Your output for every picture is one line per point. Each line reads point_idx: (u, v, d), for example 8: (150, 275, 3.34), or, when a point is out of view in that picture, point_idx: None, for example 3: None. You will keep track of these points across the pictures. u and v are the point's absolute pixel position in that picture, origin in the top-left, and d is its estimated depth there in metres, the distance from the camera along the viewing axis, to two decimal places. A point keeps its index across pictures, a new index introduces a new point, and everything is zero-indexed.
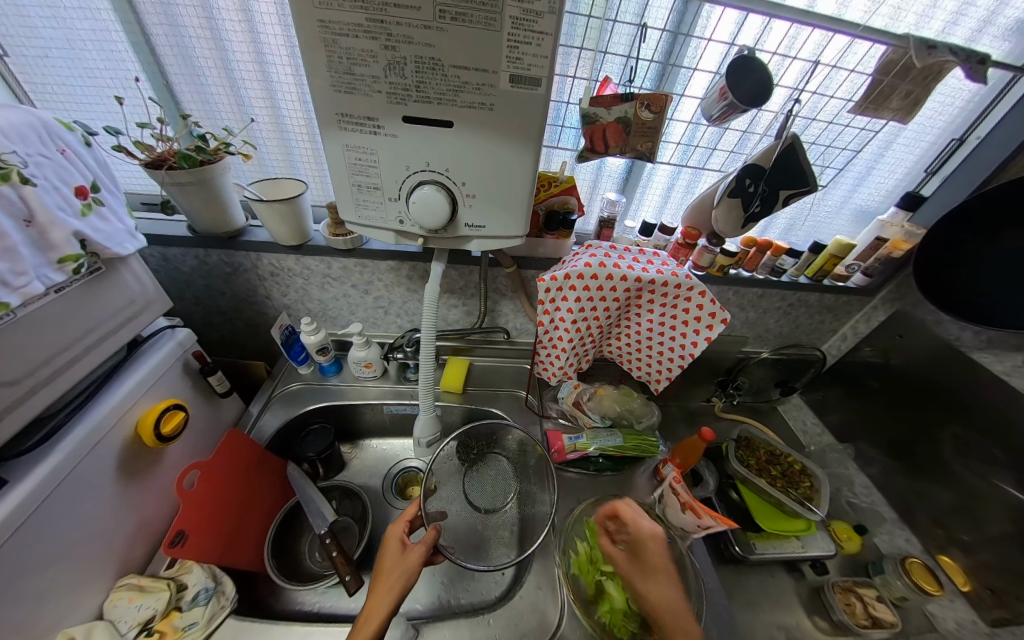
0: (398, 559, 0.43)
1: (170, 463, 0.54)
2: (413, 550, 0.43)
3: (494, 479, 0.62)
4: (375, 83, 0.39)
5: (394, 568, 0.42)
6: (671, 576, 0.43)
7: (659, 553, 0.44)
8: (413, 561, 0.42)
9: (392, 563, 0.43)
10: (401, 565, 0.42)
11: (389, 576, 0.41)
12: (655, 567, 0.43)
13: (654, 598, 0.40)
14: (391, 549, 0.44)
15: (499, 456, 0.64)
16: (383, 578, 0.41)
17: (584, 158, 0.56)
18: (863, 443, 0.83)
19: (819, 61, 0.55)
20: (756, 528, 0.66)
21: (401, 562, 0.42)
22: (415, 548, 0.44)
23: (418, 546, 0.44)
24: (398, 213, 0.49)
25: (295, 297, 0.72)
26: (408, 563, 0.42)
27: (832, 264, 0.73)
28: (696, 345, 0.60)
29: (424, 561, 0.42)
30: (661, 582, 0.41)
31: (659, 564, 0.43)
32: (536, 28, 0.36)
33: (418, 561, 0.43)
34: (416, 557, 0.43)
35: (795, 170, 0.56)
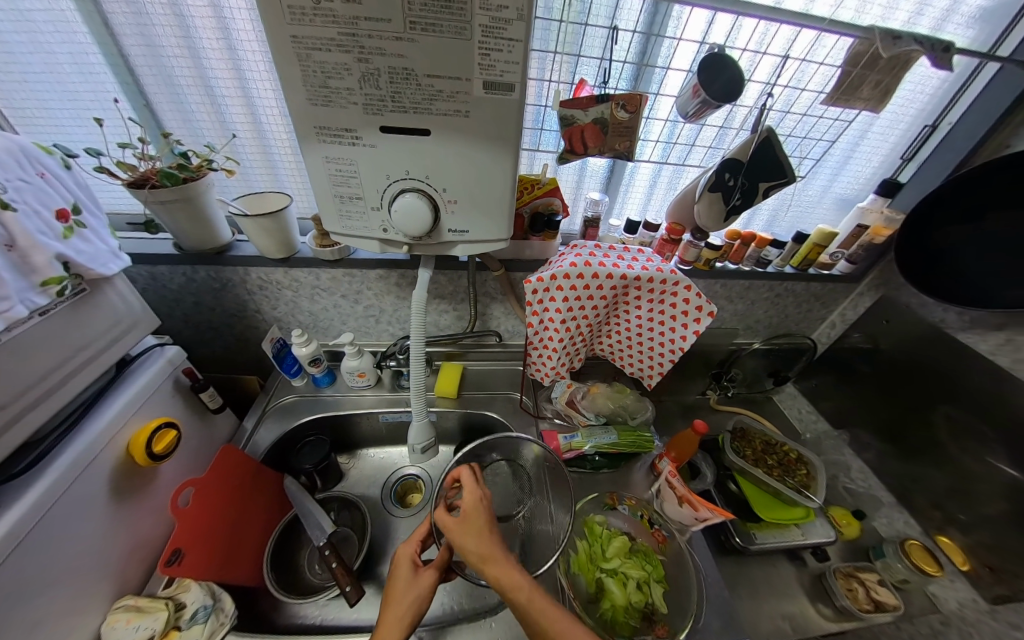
0: (410, 585, 0.41)
1: (164, 482, 0.54)
2: (424, 577, 0.42)
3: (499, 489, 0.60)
4: (351, 95, 0.40)
5: (404, 593, 0.41)
6: (495, 534, 0.40)
7: (485, 517, 0.41)
8: (424, 586, 0.41)
9: (404, 585, 0.42)
10: (411, 592, 0.41)
11: (399, 603, 0.40)
12: (482, 529, 0.39)
13: (479, 560, 0.37)
14: (403, 572, 0.43)
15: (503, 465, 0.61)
16: (392, 603, 0.40)
17: (564, 159, 0.57)
18: (858, 428, 0.83)
19: (788, 55, 0.57)
20: (756, 518, 0.67)
21: (412, 586, 0.41)
22: (425, 576, 0.42)
23: (430, 570, 0.43)
24: (381, 222, 0.49)
25: (286, 309, 0.72)
26: (419, 589, 0.41)
27: (816, 253, 0.74)
28: (685, 338, 0.60)
29: (434, 587, 0.41)
30: (486, 540, 0.38)
31: (485, 526, 0.40)
32: (505, 35, 0.36)
33: (429, 585, 0.42)
34: (427, 582, 0.41)
35: (773, 162, 0.57)
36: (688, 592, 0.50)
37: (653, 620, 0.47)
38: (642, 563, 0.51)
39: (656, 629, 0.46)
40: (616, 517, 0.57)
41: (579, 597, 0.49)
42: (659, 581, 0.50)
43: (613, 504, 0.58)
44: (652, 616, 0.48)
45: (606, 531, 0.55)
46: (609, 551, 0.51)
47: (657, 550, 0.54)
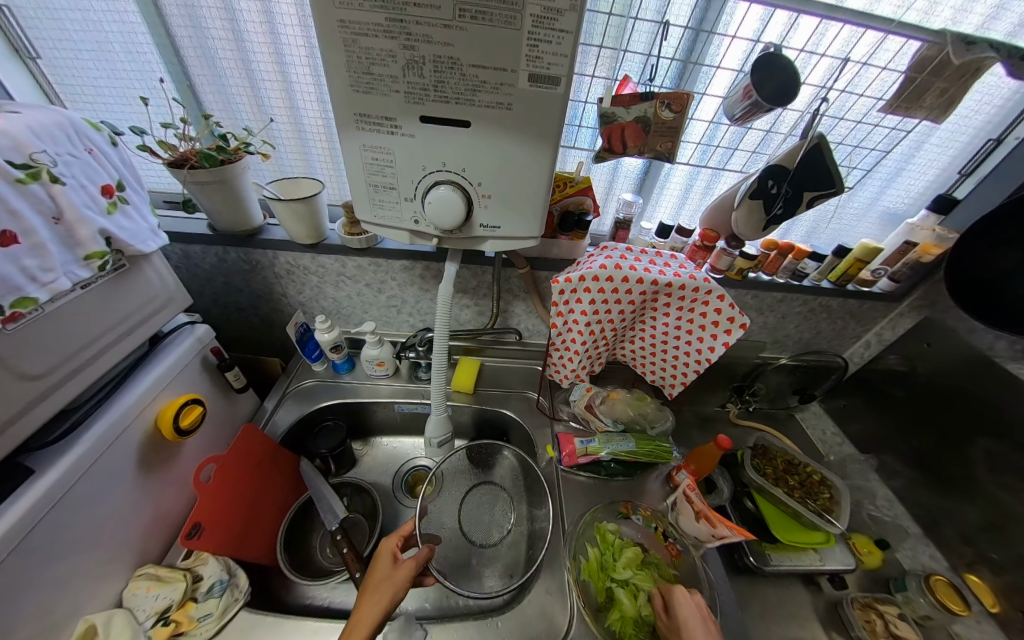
0: (389, 574, 0.43)
1: (188, 458, 0.55)
2: (404, 568, 0.44)
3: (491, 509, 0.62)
4: (392, 83, 0.39)
5: (383, 581, 0.42)
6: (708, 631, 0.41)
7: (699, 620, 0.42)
8: (402, 577, 0.43)
9: (384, 574, 0.43)
10: (391, 580, 0.42)
11: (380, 588, 0.41)
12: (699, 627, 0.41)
13: None
14: (383, 561, 0.45)
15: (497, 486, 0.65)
16: (371, 589, 0.41)
17: (601, 158, 0.55)
18: (888, 455, 0.79)
19: (848, 58, 0.53)
20: (773, 539, 0.64)
21: (391, 575, 0.43)
22: (406, 568, 0.44)
23: (410, 562, 0.44)
24: (413, 213, 0.49)
25: (311, 294, 0.73)
26: (398, 578, 0.42)
27: (857, 269, 0.71)
28: (713, 350, 0.58)
29: (413, 578, 0.43)
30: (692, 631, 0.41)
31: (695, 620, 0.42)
32: (556, 26, 0.35)
33: (406, 578, 0.43)
34: (407, 572, 0.43)
35: (823, 170, 0.54)
36: None
37: None
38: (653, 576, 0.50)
39: None
40: (629, 527, 0.56)
41: (589, 605, 0.48)
42: None
43: (626, 513, 0.57)
44: None
45: (618, 539, 0.53)
46: (620, 561, 0.50)
47: (670, 564, 0.53)
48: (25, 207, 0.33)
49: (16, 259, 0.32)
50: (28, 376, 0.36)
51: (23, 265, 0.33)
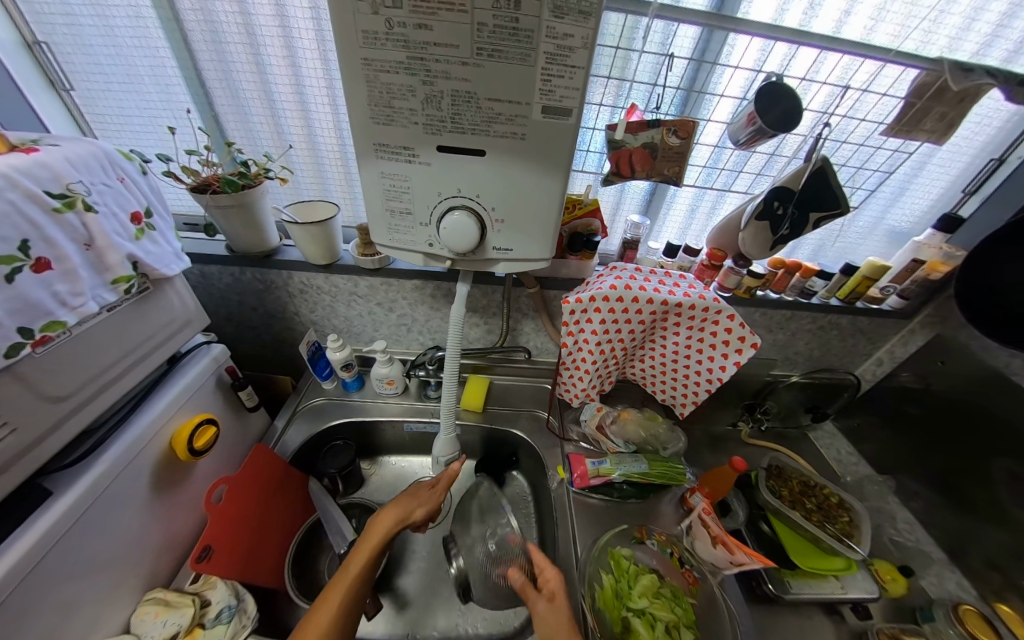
0: (421, 494, 0.53)
1: (199, 478, 0.55)
2: (433, 493, 0.54)
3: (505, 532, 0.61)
4: (411, 115, 0.41)
5: (416, 496, 0.52)
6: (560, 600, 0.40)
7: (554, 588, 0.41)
8: (430, 497, 0.53)
9: (418, 493, 0.53)
10: (421, 498, 0.53)
11: (411, 498, 0.51)
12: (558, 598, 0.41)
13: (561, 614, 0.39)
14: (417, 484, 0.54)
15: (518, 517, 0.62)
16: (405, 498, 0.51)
17: (609, 181, 0.56)
18: (908, 476, 0.77)
19: (849, 86, 0.55)
20: (791, 565, 0.62)
21: (424, 494, 0.53)
22: (435, 492, 0.54)
23: (439, 490, 0.55)
24: (428, 237, 0.50)
25: (323, 313, 0.74)
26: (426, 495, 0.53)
27: (866, 286, 0.70)
28: (724, 369, 0.58)
29: (437, 502, 0.53)
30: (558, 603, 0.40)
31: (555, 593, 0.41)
32: (568, 62, 0.37)
33: (433, 499, 0.54)
34: (434, 496, 0.54)
35: (828, 193, 0.55)
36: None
37: None
38: (671, 605, 0.48)
39: None
40: (643, 552, 0.54)
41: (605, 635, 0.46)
42: (690, 627, 0.48)
43: (641, 537, 0.55)
44: None
45: (632, 566, 0.52)
46: (636, 589, 0.49)
47: (687, 592, 0.52)
48: (59, 236, 0.34)
49: (47, 284, 0.33)
50: (53, 398, 0.36)
51: (54, 290, 0.34)
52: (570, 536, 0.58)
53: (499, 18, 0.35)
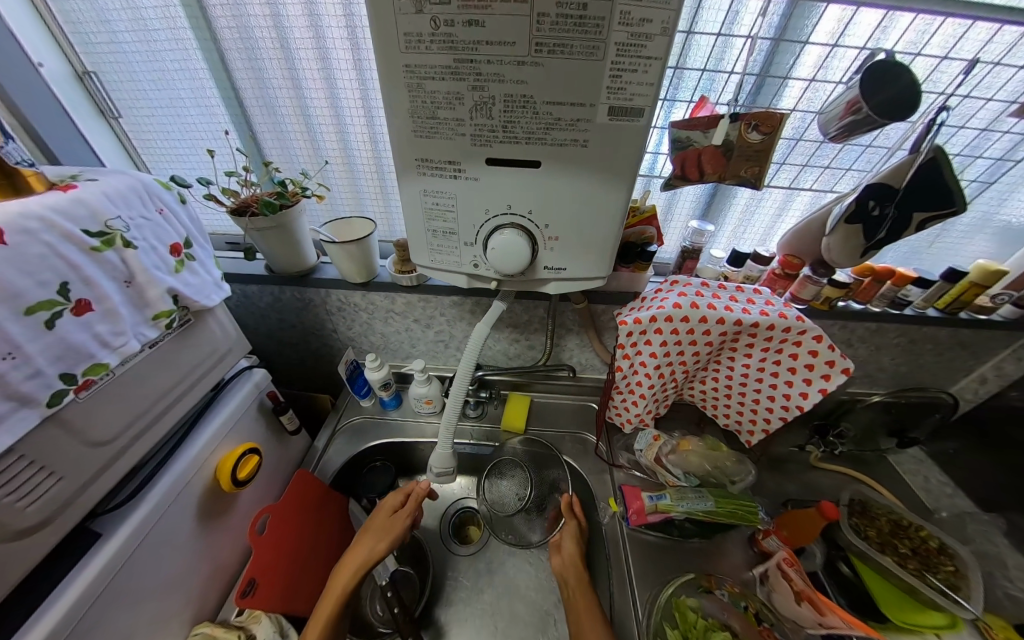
0: (382, 527, 0.54)
1: (243, 507, 0.54)
2: (395, 523, 0.55)
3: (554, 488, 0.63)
4: (459, 126, 0.37)
5: (374, 533, 0.54)
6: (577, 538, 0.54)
7: (574, 529, 0.55)
8: (393, 528, 0.54)
9: (377, 527, 0.55)
10: (382, 532, 0.54)
11: (370, 537, 0.53)
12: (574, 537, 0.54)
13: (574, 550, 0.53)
14: (380, 514, 0.57)
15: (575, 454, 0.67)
16: (364, 538, 0.54)
17: (672, 186, 0.50)
18: (1021, 515, 0.65)
19: (979, 59, 0.45)
20: (882, 618, 0.54)
21: (384, 527, 0.55)
22: (397, 520, 0.55)
23: (401, 517, 0.56)
24: (473, 257, 0.46)
25: (360, 330, 0.72)
26: (386, 529, 0.54)
27: (973, 294, 0.59)
28: (806, 396, 0.50)
29: (402, 529, 0.54)
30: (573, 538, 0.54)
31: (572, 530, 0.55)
32: (643, 53, 0.32)
33: (396, 529, 0.54)
34: (398, 525, 0.55)
35: (941, 188, 0.45)
36: None
37: None
38: None
39: None
40: (713, 604, 0.48)
41: None
42: None
43: (709, 586, 0.50)
44: None
45: (701, 619, 0.47)
46: None
47: None
48: (99, 275, 0.33)
49: (88, 325, 0.32)
50: (97, 442, 0.35)
51: (96, 331, 0.33)
52: (624, 580, 0.52)
53: (563, 7, 0.29)
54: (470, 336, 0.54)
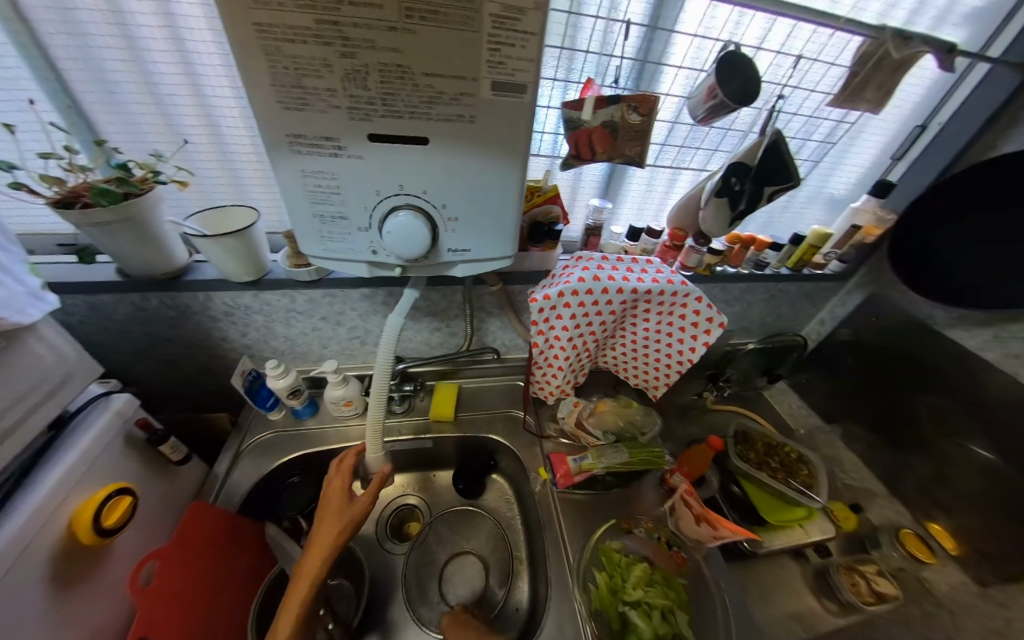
0: (341, 511, 0.46)
1: (120, 560, 0.45)
2: (356, 506, 0.46)
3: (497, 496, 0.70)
4: (331, 97, 0.33)
5: (334, 519, 0.45)
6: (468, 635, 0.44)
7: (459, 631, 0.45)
8: (355, 511, 0.45)
9: (335, 512, 0.46)
10: (342, 517, 0.45)
11: (330, 525, 0.45)
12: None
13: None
14: (332, 500, 0.47)
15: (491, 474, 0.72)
16: (324, 526, 0.45)
17: (569, 166, 0.52)
18: (849, 422, 0.85)
19: (800, 55, 0.54)
20: (763, 522, 0.66)
21: (344, 512, 0.46)
22: (361, 500, 0.46)
23: (363, 498, 0.47)
24: (370, 243, 0.43)
25: (258, 335, 0.64)
26: (347, 513, 0.45)
27: (811, 254, 0.74)
28: (694, 350, 0.58)
29: (365, 511, 0.46)
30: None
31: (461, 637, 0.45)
32: (518, 27, 0.31)
33: (360, 511, 0.46)
34: (358, 508, 0.46)
35: (780, 166, 0.54)
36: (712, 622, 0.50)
37: None
38: (664, 590, 0.50)
39: None
40: (633, 542, 0.55)
41: (604, 633, 0.46)
42: (683, 607, 0.50)
43: (628, 527, 0.56)
44: None
45: (624, 557, 0.53)
46: (631, 582, 0.50)
47: (677, 572, 0.54)
48: None
49: None
50: None
51: None
52: (558, 540, 0.56)
53: None
54: (384, 330, 0.50)
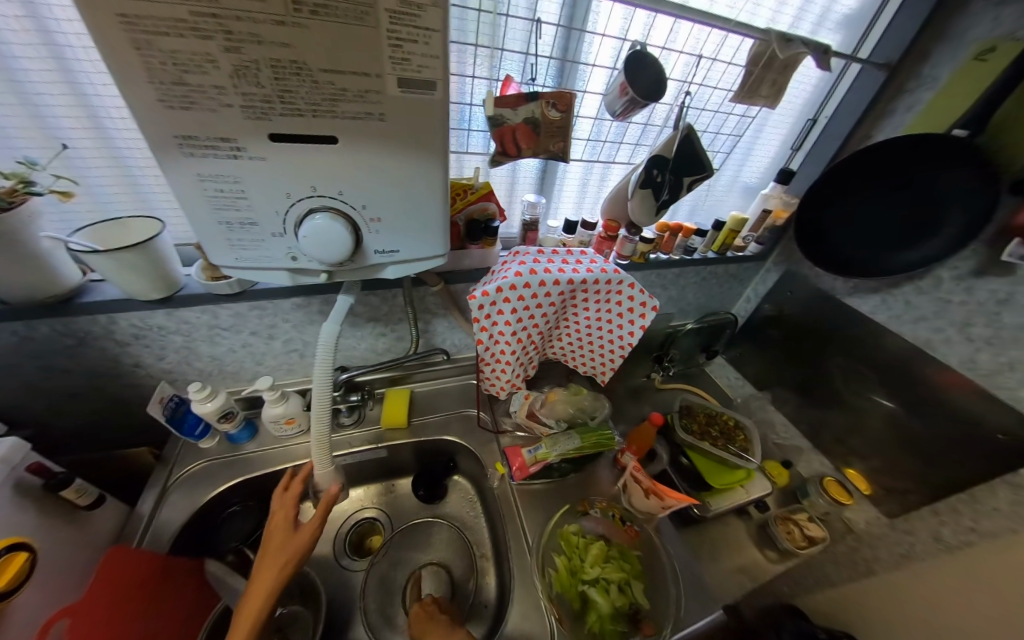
0: (287, 541, 0.43)
1: (19, 621, 0.38)
2: (305, 531, 0.43)
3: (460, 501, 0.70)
4: (221, 95, 0.30)
5: (280, 550, 0.42)
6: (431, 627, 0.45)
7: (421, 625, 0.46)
8: (304, 537, 0.43)
9: (281, 543, 0.43)
10: (288, 546, 0.42)
11: (275, 557, 0.41)
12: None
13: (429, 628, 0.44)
14: (277, 531, 0.44)
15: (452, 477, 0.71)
16: (268, 559, 0.41)
17: (497, 163, 0.52)
18: (776, 388, 0.94)
19: (701, 55, 0.59)
20: (709, 487, 0.72)
21: (292, 541, 0.43)
22: (310, 525, 0.44)
23: (312, 521, 0.44)
24: (287, 249, 0.40)
25: (179, 357, 0.58)
26: (296, 541, 0.43)
27: (732, 239, 0.80)
28: (633, 334, 0.61)
29: (315, 534, 0.43)
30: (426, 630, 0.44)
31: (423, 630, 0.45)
32: (419, 23, 0.30)
33: (310, 535, 0.43)
34: (308, 532, 0.43)
35: (694, 157, 0.60)
36: (665, 585, 0.53)
37: (638, 620, 0.49)
38: (620, 565, 0.53)
39: (643, 627, 0.48)
40: (589, 522, 0.57)
41: (567, 616, 0.48)
42: (638, 577, 0.53)
43: (584, 509, 0.58)
44: (637, 616, 0.50)
45: (582, 538, 0.55)
46: (589, 561, 0.52)
47: (631, 545, 0.57)
48: None
49: None
50: None
51: None
52: (519, 531, 0.57)
53: None
54: (319, 339, 0.45)
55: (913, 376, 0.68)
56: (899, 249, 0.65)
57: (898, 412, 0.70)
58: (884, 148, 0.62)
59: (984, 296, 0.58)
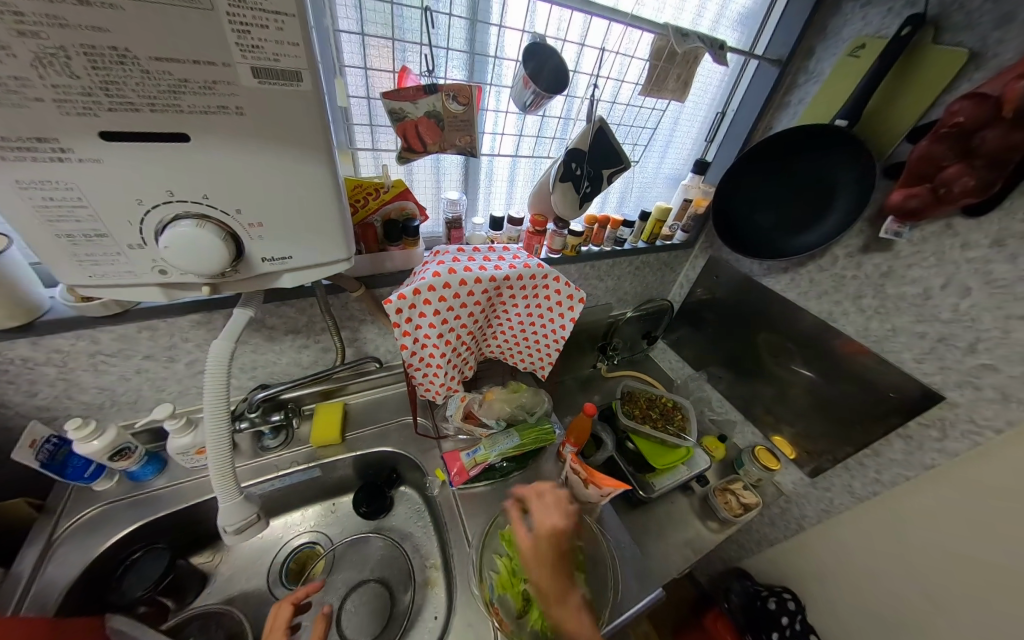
0: None
1: None
2: None
3: (406, 511, 0.68)
4: (25, 88, 0.24)
5: None
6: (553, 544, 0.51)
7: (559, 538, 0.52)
8: None
9: None
10: None
11: None
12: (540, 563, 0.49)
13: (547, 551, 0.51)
14: None
15: (396, 489, 0.69)
16: None
17: (404, 158, 0.51)
18: (711, 368, 1.00)
19: (606, 49, 0.60)
20: (651, 468, 0.74)
21: None
22: None
23: None
24: (153, 262, 0.35)
25: (55, 392, 0.51)
26: None
27: (659, 228, 0.84)
28: (563, 326, 0.62)
29: None
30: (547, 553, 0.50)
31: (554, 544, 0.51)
32: (266, 5, 0.25)
33: None
34: None
35: (609, 149, 0.61)
36: (602, 567, 0.55)
37: None
38: (562, 557, 0.52)
39: None
40: None
41: (508, 618, 0.47)
42: (579, 569, 0.53)
43: (526, 507, 0.58)
44: None
45: None
46: (530, 558, 0.51)
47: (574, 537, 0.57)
48: None
49: None
50: None
51: None
52: (462, 536, 0.56)
53: None
54: (207, 362, 0.41)
55: (820, 347, 0.74)
56: (798, 232, 0.71)
57: (814, 381, 0.76)
58: (781, 136, 0.68)
59: (870, 270, 0.65)
